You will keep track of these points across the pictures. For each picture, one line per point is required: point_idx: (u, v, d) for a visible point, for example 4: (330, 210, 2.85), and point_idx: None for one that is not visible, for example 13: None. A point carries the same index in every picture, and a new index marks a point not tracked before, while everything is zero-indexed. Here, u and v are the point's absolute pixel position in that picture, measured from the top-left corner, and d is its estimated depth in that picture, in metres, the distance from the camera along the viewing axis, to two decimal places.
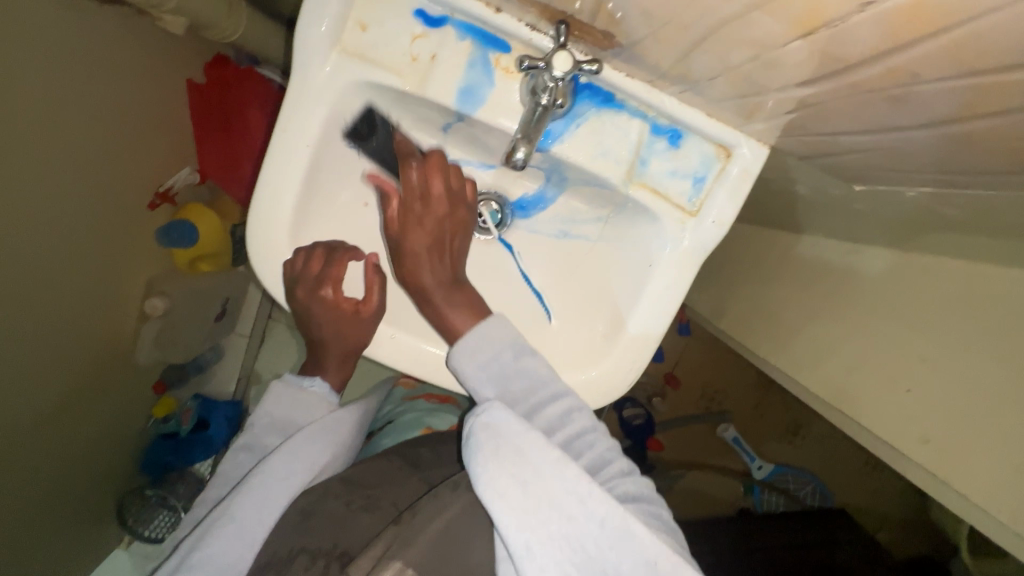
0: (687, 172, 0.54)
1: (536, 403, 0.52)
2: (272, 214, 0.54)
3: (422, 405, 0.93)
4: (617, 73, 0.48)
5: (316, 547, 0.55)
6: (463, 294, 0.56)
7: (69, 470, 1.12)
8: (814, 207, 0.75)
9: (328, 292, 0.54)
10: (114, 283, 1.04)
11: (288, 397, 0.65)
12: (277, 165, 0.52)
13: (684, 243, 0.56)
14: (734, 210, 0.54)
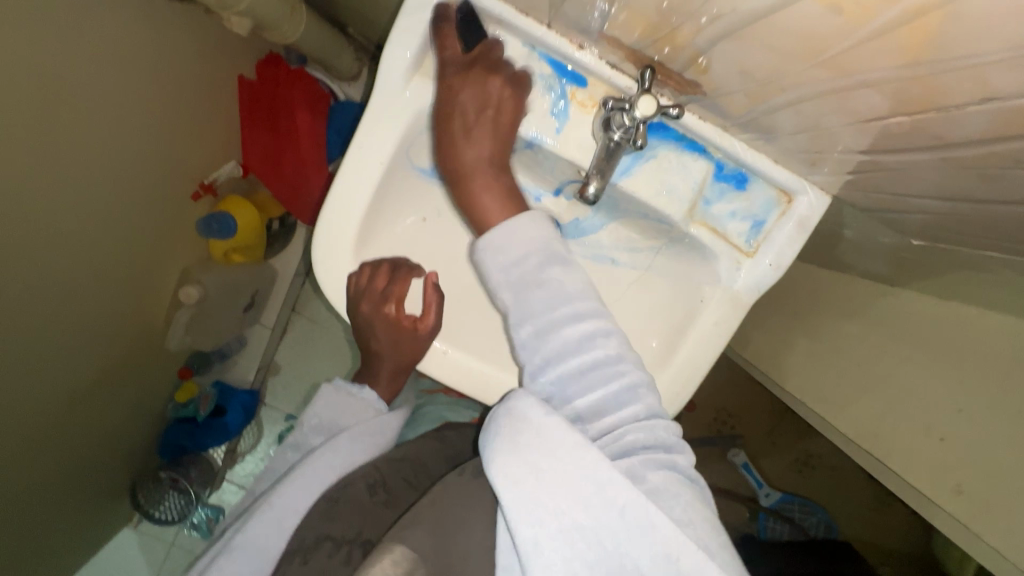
0: (748, 214, 0.56)
1: (561, 323, 0.45)
2: (340, 229, 0.55)
3: (442, 399, 0.91)
4: (695, 118, 0.50)
5: (339, 536, 0.55)
6: (502, 178, 0.50)
7: (92, 449, 1.13)
8: (855, 250, 0.76)
9: (390, 307, 0.57)
10: (153, 269, 1.06)
11: (340, 401, 0.68)
12: (351, 179, 0.54)
13: (737, 282, 0.57)
14: (794, 254, 0.55)
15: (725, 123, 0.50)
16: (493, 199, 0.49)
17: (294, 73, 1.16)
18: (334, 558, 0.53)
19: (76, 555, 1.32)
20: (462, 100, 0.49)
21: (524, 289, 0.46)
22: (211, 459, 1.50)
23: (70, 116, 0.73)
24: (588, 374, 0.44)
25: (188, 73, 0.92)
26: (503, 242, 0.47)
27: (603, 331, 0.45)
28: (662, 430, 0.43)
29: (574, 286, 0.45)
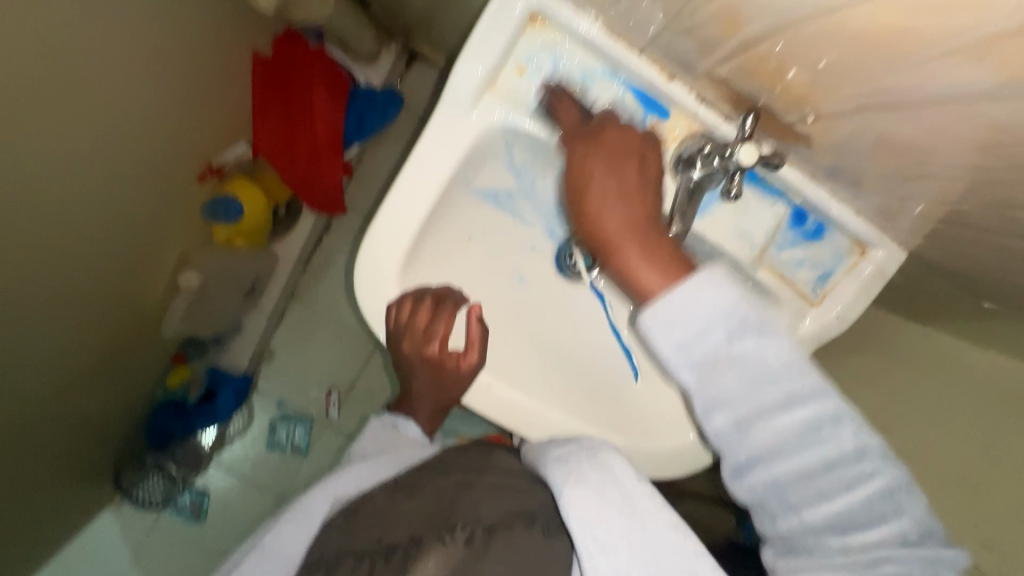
0: (817, 263, 0.54)
1: (774, 409, 0.40)
2: (387, 245, 0.53)
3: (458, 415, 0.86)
4: (794, 173, 0.48)
5: (361, 547, 0.48)
6: (660, 244, 0.46)
7: (76, 433, 1.08)
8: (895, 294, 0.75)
9: (428, 343, 0.53)
10: (152, 251, 1.00)
11: (384, 432, 0.65)
12: (406, 195, 0.51)
13: (802, 329, 0.54)
14: (861, 307, 0.53)
15: (811, 169, 0.48)
16: (655, 268, 0.45)
17: (313, 52, 1.09)
18: (357, 573, 0.46)
19: (54, 539, 1.27)
20: (618, 182, 0.47)
21: (718, 368, 0.42)
22: (198, 444, 1.41)
23: (82, 83, 0.67)
24: (817, 474, 0.40)
25: (203, 43, 0.86)
26: (678, 311, 0.43)
27: (828, 418, 0.40)
28: (933, 555, 0.38)
29: (779, 362, 0.41)
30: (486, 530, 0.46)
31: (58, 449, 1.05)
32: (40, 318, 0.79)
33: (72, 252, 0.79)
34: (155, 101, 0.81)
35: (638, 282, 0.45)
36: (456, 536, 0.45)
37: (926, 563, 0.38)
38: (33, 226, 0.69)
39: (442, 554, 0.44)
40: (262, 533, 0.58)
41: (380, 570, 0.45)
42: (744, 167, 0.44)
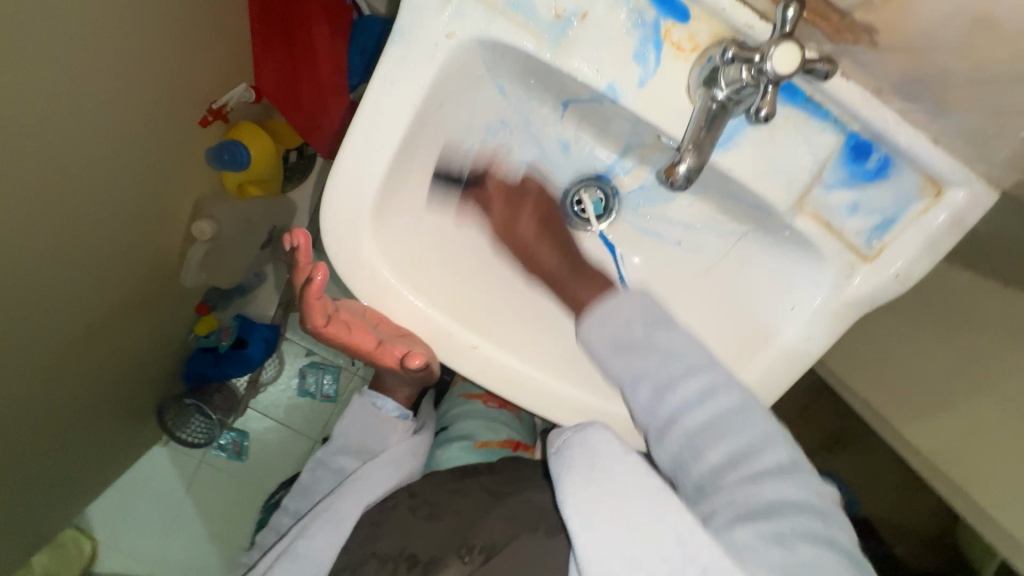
0: (877, 208, 0.43)
1: (677, 379, 0.45)
2: (352, 187, 0.45)
3: (480, 413, 0.81)
4: (847, 85, 0.38)
5: (385, 553, 0.52)
6: (591, 270, 0.51)
7: (111, 382, 1.10)
8: (983, 252, 0.62)
9: (334, 328, 0.47)
10: (164, 201, 0.97)
11: (359, 412, 0.65)
12: (366, 127, 0.44)
13: (846, 292, 0.46)
14: (929, 265, 0.43)
15: (876, 82, 0.37)
16: (588, 287, 0.50)
17: None
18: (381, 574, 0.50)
19: (103, 478, 1.34)
20: (514, 224, 0.53)
21: (630, 356, 0.47)
22: (235, 389, 1.45)
23: (77, 30, 0.61)
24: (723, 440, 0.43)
25: None
26: (606, 312, 0.48)
27: (723, 382, 0.44)
28: (809, 488, 0.40)
29: (682, 343, 0.46)
30: (495, 545, 0.47)
31: (96, 398, 1.07)
32: (67, 279, 0.78)
33: (90, 213, 0.77)
34: (152, 42, 0.75)
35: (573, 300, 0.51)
36: (471, 555, 0.47)
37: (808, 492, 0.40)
38: (45, 189, 0.66)
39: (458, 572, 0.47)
40: (290, 542, 0.59)
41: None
42: (779, 79, 0.34)
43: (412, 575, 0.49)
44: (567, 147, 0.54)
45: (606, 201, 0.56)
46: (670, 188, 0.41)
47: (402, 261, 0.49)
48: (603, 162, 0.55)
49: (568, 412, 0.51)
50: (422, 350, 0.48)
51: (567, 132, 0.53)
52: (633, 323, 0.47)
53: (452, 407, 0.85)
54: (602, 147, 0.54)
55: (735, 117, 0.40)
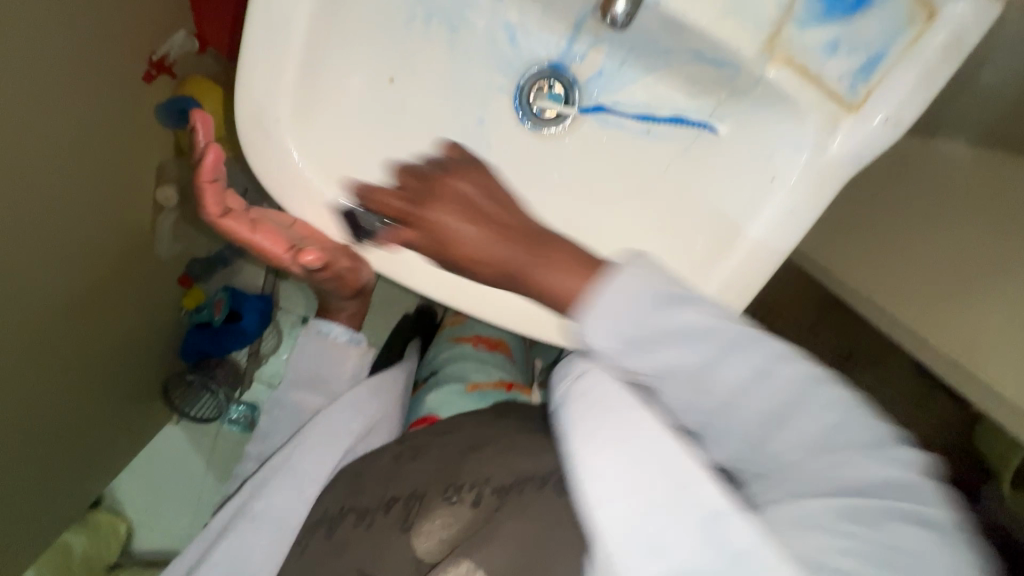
0: (861, 45, 0.38)
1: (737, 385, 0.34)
2: (268, 85, 0.42)
3: (472, 355, 0.75)
4: None
5: (363, 506, 0.49)
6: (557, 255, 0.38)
7: (113, 375, 1.05)
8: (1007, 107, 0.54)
9: (240, 226, 0.45)
10: (131, 171, 0.90)
11: (305, 342, 0.64)
12: (269, 10, 0.40)
13: (830, 151, 0.41)
14: (923, 105, 0.38)
15: None
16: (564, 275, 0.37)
17: None
18: (360, 526, 0.47)
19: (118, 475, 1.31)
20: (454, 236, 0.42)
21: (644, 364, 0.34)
22: (238, 362, 1.31)
23: None
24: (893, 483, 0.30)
25: None
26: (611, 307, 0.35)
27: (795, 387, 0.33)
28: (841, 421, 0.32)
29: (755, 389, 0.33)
30: (495, 491, 0.45)
31: (99, 394, 1.03)
32: (27, 259, 0.72)
33: (43, 182, 0.71)
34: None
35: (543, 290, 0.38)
36: (463, 498, 0.46)
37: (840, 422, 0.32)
38: None
39: (447, 511, 0.45)
40: (247, 499, 0.56)
41: (381, 522, 0.47)
42: None
43: (392, 514, 0.47)
44: (515, 39, 0.49)
45: (565, 92, 0.50)
46: (611, 29, 0.39)
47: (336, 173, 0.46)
48: (556, 48, 0.49)
49: (523, 325, 0.47)
50: (319, 255, 0.46)
51: (514, 15, 0.48)
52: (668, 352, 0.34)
53: (440, 352, 0.81)
54: (553, 30, 0.48)
55: None
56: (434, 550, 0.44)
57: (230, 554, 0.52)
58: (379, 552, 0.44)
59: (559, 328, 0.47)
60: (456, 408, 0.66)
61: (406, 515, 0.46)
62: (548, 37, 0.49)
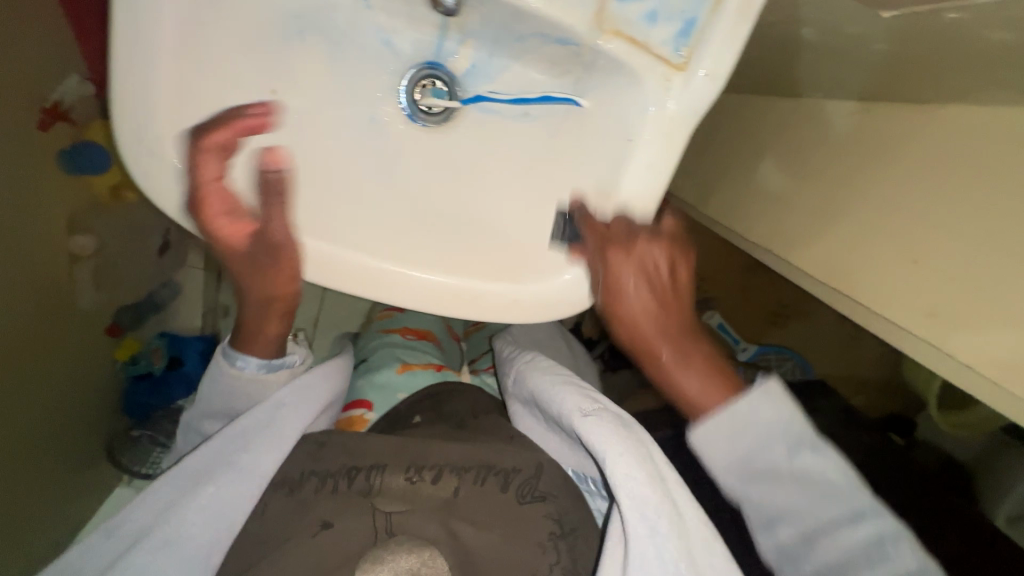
0: (675, 11, 0.43)
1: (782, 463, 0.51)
2: (141, 109, 0.43)
3: (397, 341, 0.87)
4: None
5: (324, 471, 0.59)
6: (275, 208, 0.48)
7: (70, 443, 1.02)
8: (842, 66, 0.62)
9: (213, 204, 0.45)
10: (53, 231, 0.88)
11: (207, 381, 0.62)
12: (132, 35, 0.40)
13: (669, 107, 0.47)
14: (732, 55, 0.44)
15: None
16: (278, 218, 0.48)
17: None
18: (322, 489, 0.58)
19: None
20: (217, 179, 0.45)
21: (766, 482, 0.51)
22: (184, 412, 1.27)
23: None
24: (834, 532, 0.49)
25: None
26: (738, 421, 0.51)
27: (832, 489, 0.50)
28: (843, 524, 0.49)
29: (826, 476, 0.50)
30: (452, 472, 0.59)
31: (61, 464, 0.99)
32: None
33: None
34: None
35: (644, 332, 0.51)
36: (422, 477, 0.58)
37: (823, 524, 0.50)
38: None
39: (404, 484, 0.57)
40: (190, 483, 0.57)
41: (342, 489, 0.57)
42: None
43: (353, 484, 0.57)
44: (389, 41, 0.52)
45: (448, 87, 0.54)
46: (444, 15, 0.49)
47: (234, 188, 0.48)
48: (428, 46, 0.53)
49: (448, 297, 0.51)
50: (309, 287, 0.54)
51: (381, 17, 0.51)
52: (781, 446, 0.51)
53: (371, 340, 0.91)
54: (421, 29, 0.52)
55: None
56: (390, 514, 0.55)
57: (215, 503, 0.56)
58: (340, 507, 0.55)
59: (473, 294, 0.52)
60: (389, 390, 0.78)
61: (369, 486, 0.57)
62: (422, 37, 0.52)
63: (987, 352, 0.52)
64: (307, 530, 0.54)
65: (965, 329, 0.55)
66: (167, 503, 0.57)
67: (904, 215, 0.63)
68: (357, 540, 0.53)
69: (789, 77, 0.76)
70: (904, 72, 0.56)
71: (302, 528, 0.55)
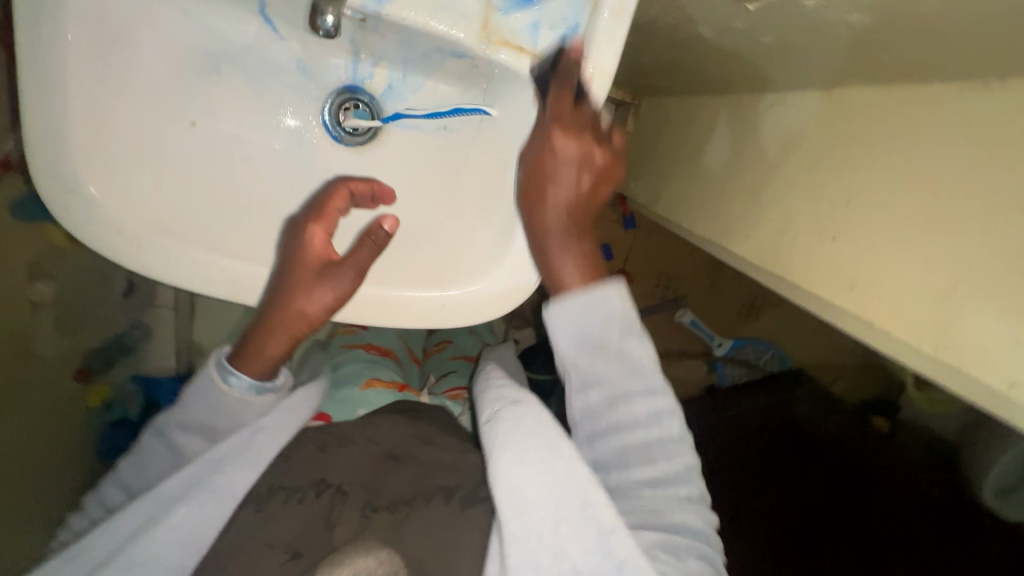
0: (555, 20, 0.47)
1: (635, 429, 0.53)
2: (62, 150, 0.45)
3: (361, 357, 0.89)
4: None
5: (292, 484, 0.61)
6: (329, 279, 0.52)
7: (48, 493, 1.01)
8: (750, 58, 0.65)
9: (327, 223, 0.52)
10: (16, 284, 0.88)
11: (201, 389, 0.63)
12: (44, 80, 0.42)
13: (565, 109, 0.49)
14: (612, 56, 0.47)
15: None
16: (319, 294, 0.52)
17: None
18: (290, 500, 0.60)
19: None
20: (311, 238, 0.52)
21: (594, 355, 0.52)
22: None
23: None
24: (638, 434, 0.53)
25: None
26: (584, 304, 0.51)
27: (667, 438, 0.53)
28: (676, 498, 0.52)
29: (658, 435, 0.53)
30: (405, 492, 0.63)
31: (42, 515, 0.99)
32: None
33: None
34: None
35: (561, 274, 0.52)
36: (379, 510, 0.60)
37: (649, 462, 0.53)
38: None
39: (368, 497, 0.61)
40: (156, 503, 0.57)
41: (311, 500, 0.60)
42: None
43: (322, 497, 0.60)
44: (306, 69, 0.54)
45: (367, 108, 0.56)
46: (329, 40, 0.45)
47: (157, 218, 0.50)
48: (344, 71, 0.54)
49: (378, 309, 0.55)
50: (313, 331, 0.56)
51: (294, 48, 0.52)
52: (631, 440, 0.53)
53: (335, 355, 0.92)
54: (334, 55, 0.53)
55: None
56: (354, 527, 0.58)
57: (186, 524, 0.56)
58: (306, 520, 0.58)
59: (430, 298, 0.56)
60: (350, 404, 0.78)
61: (334, 508, 0.59)
62: (337, 62, 0.54)
63: (902, 318, 0.53)
64: (274, 555, 0.55)
65: (879, 298, 0.56)
66: (129, 522, 0.56)
67: (818, 192, 0.65)
68: (317, 550, 0.56)
69: (715, 75, 0.80)
70: (802, 60, 0.59)
71: (262, 549, 0.56)
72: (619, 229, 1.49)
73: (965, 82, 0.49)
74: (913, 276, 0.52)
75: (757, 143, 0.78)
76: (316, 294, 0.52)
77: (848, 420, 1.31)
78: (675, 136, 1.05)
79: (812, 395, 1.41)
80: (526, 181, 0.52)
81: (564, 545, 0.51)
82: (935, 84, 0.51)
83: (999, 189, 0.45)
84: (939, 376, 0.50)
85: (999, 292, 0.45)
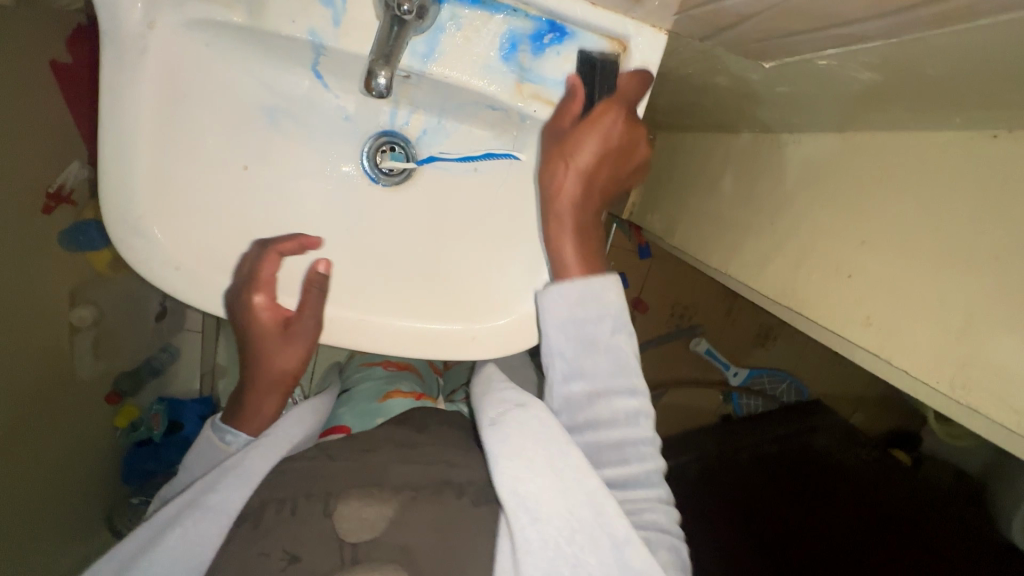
0: (584, 73, 0.52)
1: (612, 419, 0.55)
2: (130, 194, 0.49)
3: (380, 373, 0.92)
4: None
5: (281, 494, 0.59)
6: (294, 336, 0.56)
7: (71, 513, 1.03)
8: (766, 104, 0.68)
9: (268, 287, 0.54)
10: (55, 308, 0.91)
11: (202, 448, 0.69)
12: (121, 133, 0.47)
13: None
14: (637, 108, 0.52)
15: None
16: (288, 351, 0.57)
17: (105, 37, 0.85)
18: (281, 511, 0.57)
19: None
20: (253, 303, 0.54)
21: (584, 343, 0.55)
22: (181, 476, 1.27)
23: None
24: (615, 435, 0.55)
25: None
26: (578, 297, 0.54)
27: (640, 437, 0.56)
28: (657, 507, 0.55)
29: (633, 432, 0.56)
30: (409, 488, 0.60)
31: (62, 534, 1.00)
32: None
33: None
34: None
35: (563, 253, 0.55)
36: (379, 488, 0.59)
37: (625, 458, 0.55)
38: None
39: (363, 497, 0.58)
40: (153, 536, 0.58)
41: (302, 504, 0.58)
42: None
43: (313, 499, 0.58)
44: (349, 115, 0.58)
45: (404, 151, 0.60)
46: (377, 99, 0.48)
47: (208, 254, 0.54)
48: (383, 117, 0.58)
49: (410, 341, 0.58)
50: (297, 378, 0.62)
51: (339, 95, 0.56)
52: (609, 434, 0.55)
53: (355, 372, 0.96)
54: (373, 103, 0.57)
55: (415, 36, 0.48)
56: (354, 526, 0.55)
57: (179, 547, 0.56)
58: (302, 531, 0.55)
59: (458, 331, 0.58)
60: (373, 414, 0.82)
61: (327, 503, 0.58)
62: (377, 109, 0.58)
63: (918, 358, 0.55)
64: (271, 563, 0.53)
65: (894, 338, 0.57)
66: (132, 552, 0.58)
67: (831, 230, 0.67)
68: (322, 562, 0.53)
69: (732, 114, 0.82)
70: (819, 106, 0.61)
71: (257, 557, 0.53)
72: (634, 258, 1.51)
73: (972, 133, 0.51)
74: (928, 314, 0.54)
75: (771, 180, 0.80)
76: (286, 351, 0.57)
77: (870, 452, 1.30)
78: (691, 169, 1.07)
79: (835, 429, 1.38)
80: (551, 146, 0.52)
81: (579, 556, 0.49)
82: (946, 133, 0.53)
83: (1007, 236, 0.48)
84: (960, 416, 0.51)
85: (1013, 335, 0.47)
